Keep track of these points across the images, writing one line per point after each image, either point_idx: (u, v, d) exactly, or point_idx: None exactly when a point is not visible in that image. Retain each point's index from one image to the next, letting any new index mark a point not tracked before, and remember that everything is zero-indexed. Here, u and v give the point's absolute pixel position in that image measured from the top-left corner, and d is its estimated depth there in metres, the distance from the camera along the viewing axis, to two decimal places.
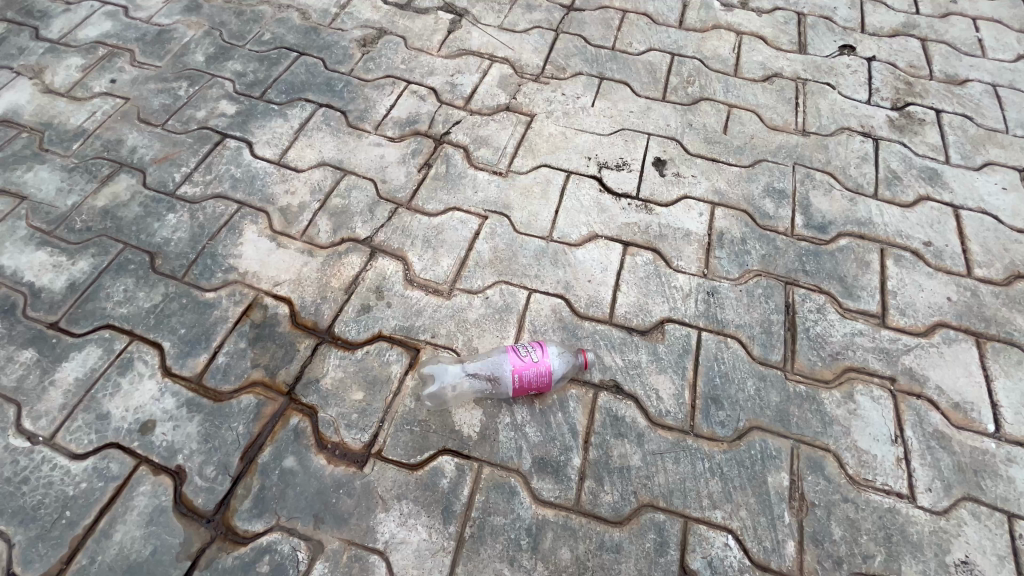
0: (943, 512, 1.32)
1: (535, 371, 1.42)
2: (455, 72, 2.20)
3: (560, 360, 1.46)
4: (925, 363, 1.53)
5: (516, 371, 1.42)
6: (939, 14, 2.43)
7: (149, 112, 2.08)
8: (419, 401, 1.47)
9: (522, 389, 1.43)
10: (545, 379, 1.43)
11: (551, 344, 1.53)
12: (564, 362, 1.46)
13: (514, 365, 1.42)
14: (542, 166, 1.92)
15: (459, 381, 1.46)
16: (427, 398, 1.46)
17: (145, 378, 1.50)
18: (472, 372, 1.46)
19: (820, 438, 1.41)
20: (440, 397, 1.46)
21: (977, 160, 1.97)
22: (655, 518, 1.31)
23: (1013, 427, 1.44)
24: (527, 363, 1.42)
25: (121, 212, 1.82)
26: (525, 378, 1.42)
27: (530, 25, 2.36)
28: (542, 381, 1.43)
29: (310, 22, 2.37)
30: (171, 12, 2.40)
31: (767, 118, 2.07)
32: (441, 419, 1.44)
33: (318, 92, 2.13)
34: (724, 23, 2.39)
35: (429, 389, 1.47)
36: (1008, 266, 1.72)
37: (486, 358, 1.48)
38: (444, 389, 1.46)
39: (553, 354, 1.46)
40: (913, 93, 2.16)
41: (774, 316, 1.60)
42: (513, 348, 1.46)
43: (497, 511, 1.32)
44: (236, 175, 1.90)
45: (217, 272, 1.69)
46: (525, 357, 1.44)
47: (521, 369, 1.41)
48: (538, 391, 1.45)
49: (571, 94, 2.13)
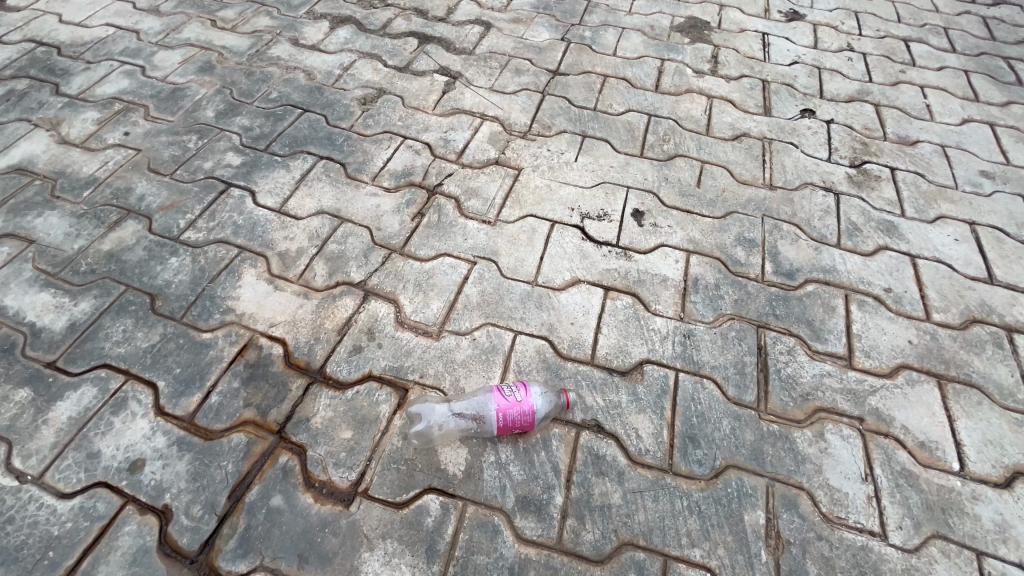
0: (914, 549, 1.36)
1: (518, 408, 1.48)
2: (449, 128, 2.37)
3: (543, 399, 1.52)
4: (890, 403, 1.60)
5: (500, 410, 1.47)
6: (890, 82, 2.69)
7: (159, 162, 2.21)
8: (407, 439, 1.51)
9: (506, 427, 1.48)
10: (528, 418, 1.49)
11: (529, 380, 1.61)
12: (549, 399, 1.53)
13: (498, 405, 1.48)
14: (529, 216, 2.05)
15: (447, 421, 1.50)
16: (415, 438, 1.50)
17: (138, 417, 1.54)
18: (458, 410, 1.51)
19: (793, 476, 1.46)
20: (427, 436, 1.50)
21: (930, 214, 2.13)
22: (635, 557, 1.34)
23: (977, 465, 1.50)
24: (511, 403, 1.48)
25: (126, 255, 1.90)
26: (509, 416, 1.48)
27: (518, 87, 2.57)
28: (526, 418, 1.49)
29: (315, 82, 2.56)
30: (185, 71, 2.59)
31: (737, 173, 2.24)
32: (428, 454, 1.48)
33: (319, 146, 2.29)
34: (696, 87, 2.61)
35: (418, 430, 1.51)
36: (963, 311, 1.83)
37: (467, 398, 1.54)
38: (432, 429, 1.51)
39: (536, 394, 1.52)
40: (869, 152, 2.36)
41: (747, 357, 1.68)
42: (498, 388, 1.52)
43: (480, 550, 1.34)
44: (238, 222, 2.00)
45: (216, 313, 1.76)
46: (506, 396, 1.50)
47: (504, 409, 1.47)
48: (522, 429, 1.50)
49: (556, 150, 2.30)
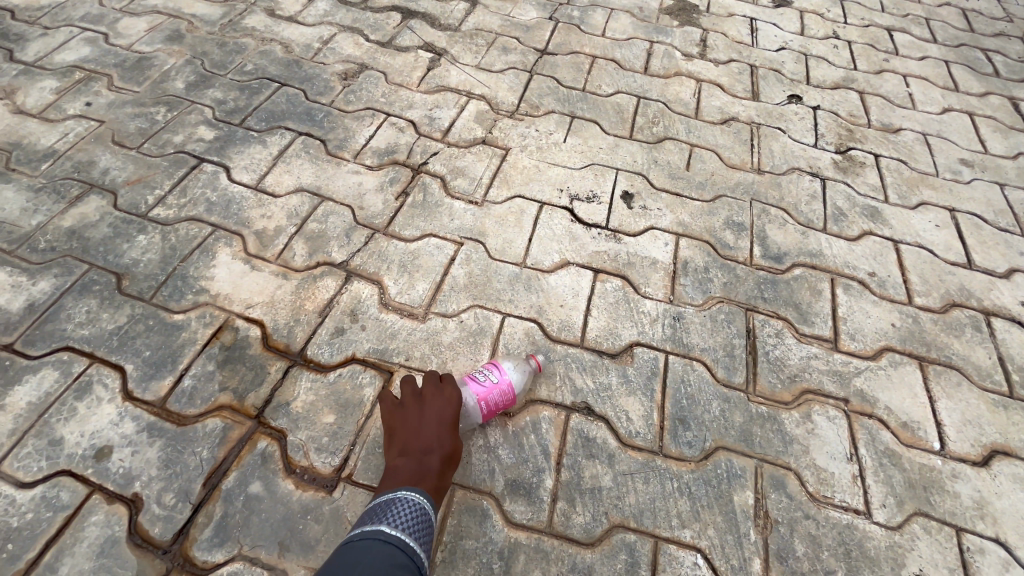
0: (897, 527, 1.38)
1: (497, 389, 1.43)
2: (434, 106, 2.29)
3: (517, 373, 1.48)
4: (874, 384, 1.62)
5: (484, 396, 1.42)
6: (874, 70, 2.71)
7: (124, 135, 2.08)
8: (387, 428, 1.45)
9: (492, 412, 1.44)
10: (510, 395, 1.45)
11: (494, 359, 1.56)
12: (522, 371, 1.50)
13: (477, 393, 1.42)
14: (517, 197, 2.00)
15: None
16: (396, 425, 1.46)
17: (104, 402, 1.45)
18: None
19: (781, 457, 1.47)
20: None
21: (912, 200, 2.15)
22: (626, 539, 1.32)
23: (956, 444, 1.53)
24: (489, 387, 1.43)
25: (90, 233, 1.79)
26: (494, 400, 1.43)
27: (505, 66, 2.50)
28: (510, 396, 1.45)
29: (292, 55, 2.44)
30: (153, 40, 2.44)
31: (725, 156, 2.23)
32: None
33: (298, 121, 2.18)
34: (685, 70, 2.59)
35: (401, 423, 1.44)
36: (944, 295, 1.86)
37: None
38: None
39: (510, 369, 1.48)
40: (854, 138, 2.37)
41: (736, 339, 1.68)
42: (471, 376, 1.46)
43: (469, 535, 1.31)
44: (211, 199, 1.90)
45: (188, 293, 1.67)
46: (480, 382, 1.44)
47: (487, 395, 1.41)
48: (507, 408, 1.47)
49: (544, 130, 2.25)
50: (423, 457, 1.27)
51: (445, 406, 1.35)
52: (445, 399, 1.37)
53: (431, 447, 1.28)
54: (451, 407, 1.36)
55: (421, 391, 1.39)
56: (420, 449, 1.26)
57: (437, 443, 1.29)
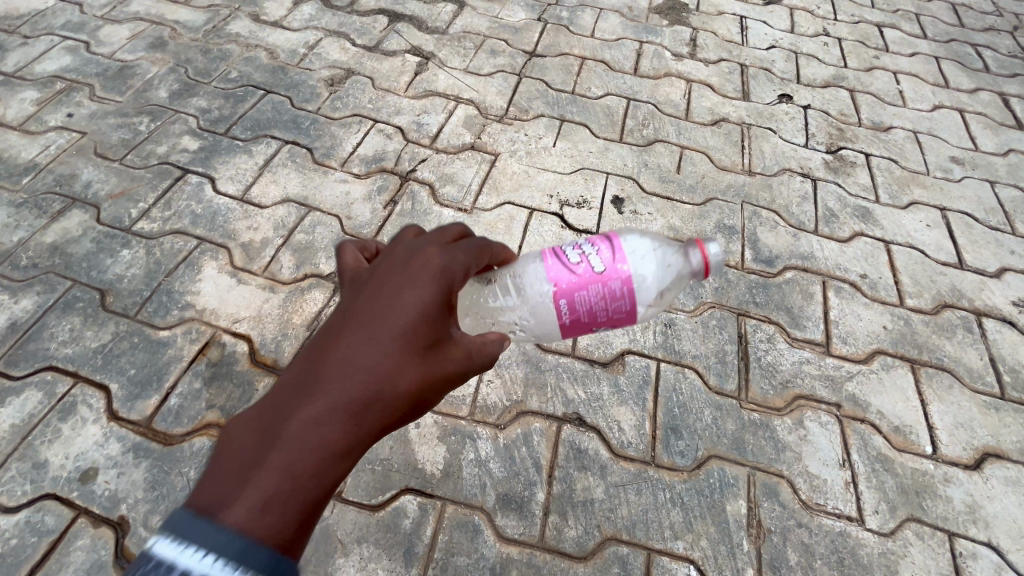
0: (890, 533, 1.38)
1: (597, 283, 0.97)
2: (422, 112, 2.27)
3: (635, 269, 0.98)
4: (866, 388, 1.62)
5: (571, 286, 0.97)
6: (864, 67, 2.70)
7: (107, 147, 2.04)
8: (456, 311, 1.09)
9: (581, 317, 0.99)
10: (612, 299, 0.97)
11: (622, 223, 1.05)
12: (656, 265, 1.00)
13: (563, 283, 0.97)
14: (506, 204, 1.99)
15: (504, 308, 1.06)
16: (463, 313, 1.09)
17: (88, 423, 1.43)
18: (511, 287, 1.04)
19: (774, 465, 1.46)
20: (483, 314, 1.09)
21: (903, 200, 2.15)
22: (619, 551, 1.32)
23: (948, 447, 1.53)
24: (584, 279, 0.97)
25: (72, 248, 1.76)
26: (587, 298, 0.97)
27: (494, 69, 2.47)
28: (615, 303, 0.98)
29: (278, 61, 2.41)
30: (135, 48, 2.40)
31: (716, 158, 2.21)
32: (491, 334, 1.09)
33: (284, 130, 2.16)
34: (675, 71, 2.57)
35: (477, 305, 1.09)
36: (935, 296, 1.86)
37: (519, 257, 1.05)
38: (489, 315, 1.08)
39: (626, 261, 0.97)
40: (844, 137, 2.36)
41: (727, 346, 1.67)
42: (564, 257, 0.99)
43: (461, 551, 1.31)
44: (196, 211, 1.88)
45: (173, 309, 1.65)
46: (575, 262, 0.98)
47: (573, 289, 0.96)
48: (606, 318, 0.99)
49: (534, 135, 2.23)
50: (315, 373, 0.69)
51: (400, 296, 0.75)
52: (401, 286, 0.77)
53: (338, 362, 0.70)
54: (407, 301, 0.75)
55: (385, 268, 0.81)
56: (312, 406, 0.67)
57: (354, 361, 0.70)
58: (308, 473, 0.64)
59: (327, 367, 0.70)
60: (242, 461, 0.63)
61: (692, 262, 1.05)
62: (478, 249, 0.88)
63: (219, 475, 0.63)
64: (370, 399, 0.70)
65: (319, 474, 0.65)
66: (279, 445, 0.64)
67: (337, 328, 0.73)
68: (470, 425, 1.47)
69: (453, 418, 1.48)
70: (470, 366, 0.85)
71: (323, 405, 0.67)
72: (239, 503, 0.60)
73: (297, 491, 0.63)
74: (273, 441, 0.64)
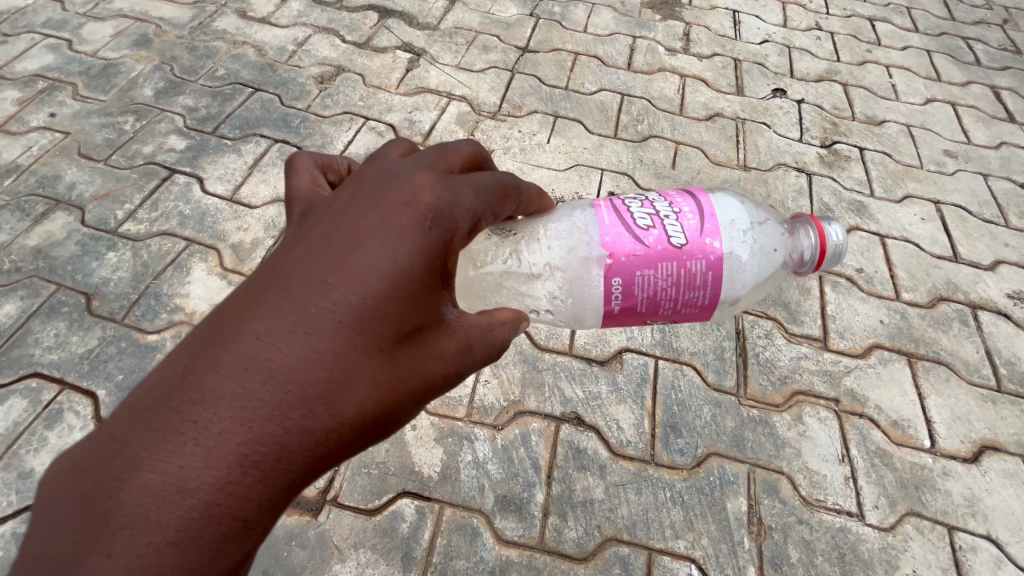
0: (890, 528, 1.38)
1: (669, 266, 0.90)
2: (413, 109, 2.24)
3: (711, 253, 0.91)
4: (864, 383, 1.61)
5: (638, 261, 0.90)
6: (857, 61, 2.70)
7: (91, 147, 2.00)
8: (478, 267, 1.01)
9: (637, 300, 0.93)
10: (679, 284, 0.91)
11: (719, 198, 0.97)
12: (740, 258, 0.94)
13: (624, 256, 0.90)
14: None
15: (547, 273, 0.99)
16: (484, 300, 1.03)
17: (75, 430, 1.40)
18: (566, 250, 0.97)
19: (774, 461, 1.45)
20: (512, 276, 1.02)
21: (898, 194, 2.15)
22: (619, 552, 1.31)
23: (946, 441, 1.53)
24: (648, 257, 0.90)
25: (56, 251, 1.72)
26: (651, 279, 0.91)
27: (486, 65, 2.44)
28: (681, 292, 0.92)
29: (266, 59, 2.37)
30: (118, 45, 2.35)
31: (711, 154, 2.20)
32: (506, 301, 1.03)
33: (273, 128, 2.12)
34: (669, 66, 2.55)
35: (504, 265, 1.02)
36: (931, 289, 1.86)
37: (585, 212, 0.97)
38: (523, 278, 1.02)
39: (701, 243, 0.91)
40: (838, 131, 2.36)
41: (725, 342, 1.65)
42: (631, 226, 0.92)
43: (460, 554, 1.29)
44: (184, 212, 1.84)
45: (162, 312, 1.61)
46: (650, 235, 0.91)
47: (634, 267, 0.90)
48: (664, 302, 0.93)
49: (527, 131, 2.20)
50: (256, 353, 0.58)
51: (368, 267, 0.63)
52: (372, 253, 0.64)
53: (286, 343, 0.59)
54: (376, 274, 0.63)
55: (361, 216, 0.67)
56: (235, 405, 0.56)
57: (305, 345, 0.60)
58: (225, 490, 0.56)
59: (261, 352, 0.58)
60: (142, 461, 0.53)
61: (805, 256, 1.03)
62: (488, 200, 0.78)
63: (106, 473, 0.54)
64: (316, 403, 0.60)
65: (241, 493, 0.57)
66: (187, 452, 0.54)
67: (283, 293, 0.61)
68: (467, 426, 1.45)
69: (450, 419, 1.46)
70: (462, 359, 0.75)
71: (253, 404, 0.57)
72: (139, 517, 0.53)
73: (209, 513, 0.55)
74: (180, 445, 0.54)
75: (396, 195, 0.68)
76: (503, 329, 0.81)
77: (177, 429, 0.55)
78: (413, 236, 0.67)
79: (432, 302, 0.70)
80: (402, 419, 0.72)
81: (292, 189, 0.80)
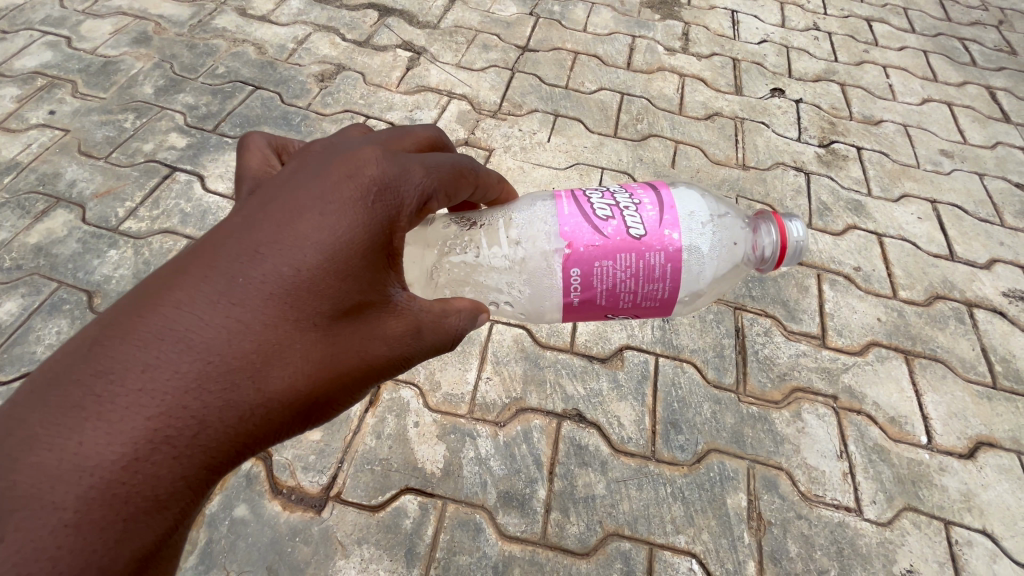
0: (887, 523, 1.40)
1: (627, 257, 0.90)
2: (414, 107, 2.24)
3: (669, 245, 0.91)
4: (862, 380, 1.63)
5: (597, 252, 0.90)
6: (854, 62, 2.71)
7: (91, 145, 1.99)
8: (439, 257, 1.05)
9: (596, 291, 0.93)
10: (638, 274, 0.91)
11: (682, 192, 0.98)
12: (702, 251, 0.94)
13: (582, 247, 0.90)
14: None
15: (507, 263, 1.00)
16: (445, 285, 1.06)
17: None
18: (524, 240, 0.98)
19: (773, 457, 1.47)
20: (473, 267, 1.04)
21: (895, 193, 2.17)
22: (621, 547, 1.33)
23: (943, 437, 1.55)
24: (606, 248, 0.90)
25: (57, 249, 1.72)
26: (609, 270, 0.91)
27: (486, 64, 2.45)
28: (641, 285, 0.92)
29: (266, 57, 2.37)
30: (118, 43, 2.34)
31: (710, 153, 2.22)
32: (467, 291, 1.06)
33: (274, 126, 2.12)
34: (668, 65, 2.56)
35: (463, 255, 1.05)
36: (928, 287, 1.88)
37: (546, 203, 0.98)
38: (485, 271, 1.03)
39: (661, 235, 0.91)
40: (836, 131, 2.38)
41: (725, 339, 1.66)
42: (590, 218, 0.92)
43: (463, 550, 1.30)
44: (186, 210, 1.84)
45: None
46: (609, 226, 0.91)
47: (593, 257, 0.90)
48: (623, 294, 0.93)
49: (528, 130, 2.21)
50: (175, 323, 0.59)
51: (300, 239, 0.66)
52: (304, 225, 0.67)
53: (209, 312, 0.60)
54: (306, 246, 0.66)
55: (296, 194, 0.70)
56: (146, 375, 0.56)
57: (229, 314, 0.61)
58: (131, 469, 0.54)
59: (181, 324, 0.59)
60: (43, 435, 0.52)
61: (766, 254, 1.04)
62: (443, 176, 0.81)
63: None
64: (239, 375, 0.61)
65: (150, 472, 0.56)
66: (89, 428, 0.53)
67: (209, 266, 0.62)
68: (469, 423, 1.46)
69: (452, 416, 1.47)
70: (407, 340, 0.77)
71: (167, 375, 0.57)
72: (38, 491, 0.51)
73: (113, 492, 0.54)
74: (83, 421, 0.53)
75: (334, 175, 0.71)
76: (458, 317, 0.83)
77: (78, 403, 0.54)
78: (347, 212, 0.69)
79: (371, 281, 0.72)
80: (337, 403, 0.73)
81: (243, 170, 0.83)
